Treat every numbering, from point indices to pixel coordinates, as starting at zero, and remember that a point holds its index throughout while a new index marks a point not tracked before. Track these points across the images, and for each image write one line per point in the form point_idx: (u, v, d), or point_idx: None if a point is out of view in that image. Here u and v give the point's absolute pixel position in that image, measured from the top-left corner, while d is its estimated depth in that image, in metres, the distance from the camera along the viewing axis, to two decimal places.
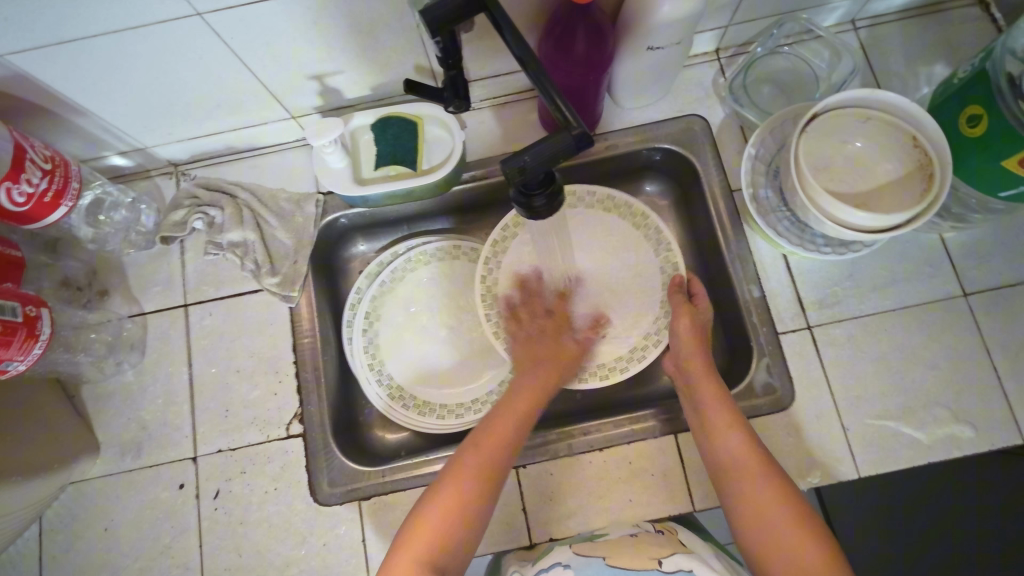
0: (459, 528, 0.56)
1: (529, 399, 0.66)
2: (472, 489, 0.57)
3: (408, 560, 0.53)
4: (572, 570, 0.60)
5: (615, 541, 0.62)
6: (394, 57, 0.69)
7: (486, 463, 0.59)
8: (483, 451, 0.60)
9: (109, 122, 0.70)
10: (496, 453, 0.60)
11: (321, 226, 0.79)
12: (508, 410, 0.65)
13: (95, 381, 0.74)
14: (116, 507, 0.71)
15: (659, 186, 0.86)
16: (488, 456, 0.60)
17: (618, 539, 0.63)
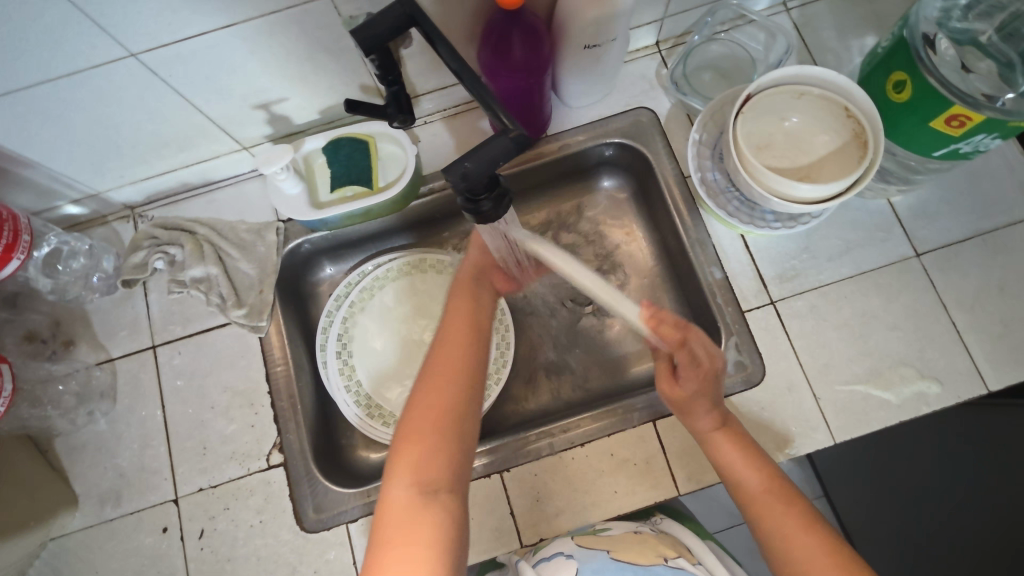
0: (451, 430, 0.53)
1: (471, 286, 0.64)
2: (449, 388, 0.55)
3: (400, 474, 0.51)
4: (575, 560, 0.60)
5: (619, 538, 0.64)
6: (337, 79, 0.70)
7: (456, 360, 0.57)
8: (447, 351, 0.57)
9: (56, 171, 0.70)
10: (461, 346, 0.58)
11: (284, 253, 0.79)
12: (458, 305, 0.62)
13: (68, 433, 0.73)
14: (100, 558, 0.70)
15: (616, 180, 0.87)
16: (456, 353, 0.57)
17: (622, 536, 0.64)
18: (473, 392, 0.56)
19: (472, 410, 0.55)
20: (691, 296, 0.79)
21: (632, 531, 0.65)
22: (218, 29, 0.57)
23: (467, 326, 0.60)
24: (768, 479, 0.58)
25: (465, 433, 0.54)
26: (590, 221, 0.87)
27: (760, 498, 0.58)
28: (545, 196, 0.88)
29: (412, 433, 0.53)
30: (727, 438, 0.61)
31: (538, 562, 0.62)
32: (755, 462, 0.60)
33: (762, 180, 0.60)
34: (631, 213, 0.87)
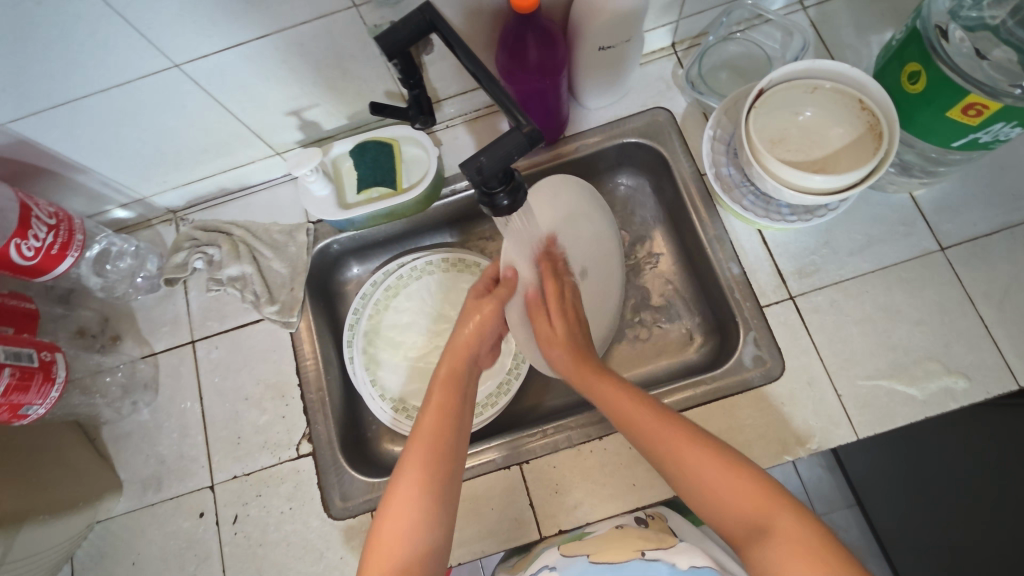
0: (428, 535, 0.54)
1: (450, 381, 0.66)
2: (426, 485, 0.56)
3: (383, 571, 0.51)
4: (557, 571, 0.61)
5: (602, 537, 0.64)
6: (363, 86, 0.73)
7: (430, 457, 0.58)
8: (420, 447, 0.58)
9: (107, 177, 0.75)
10: (435, 445, 0.59)
11: (314, 253, 0.83)
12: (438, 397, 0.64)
13: (114, 422, 0.78)
14: (142, 541, 0.74)
15: (634, 180, 0.89)
16: (431, 450, 0.58)
17: (607, 534, 0.65)
18: (449, 494, 0.57)
19: (449, 504, 0.57)
20: (710, 293, 0.80)
21: (616, 528, 0.66)
22: (254, 39, 0.61)
23: (443, 421, 0.61)
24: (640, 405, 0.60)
25: (439, 528, 0.55)
26: None
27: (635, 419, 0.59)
28: None
29: (387, 528, 0.54)
30: (599, 378, 0.65)
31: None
32: (622, 390, 0.62)
33: (775, 173, 0.61)
34: (650, 212, 0.88)
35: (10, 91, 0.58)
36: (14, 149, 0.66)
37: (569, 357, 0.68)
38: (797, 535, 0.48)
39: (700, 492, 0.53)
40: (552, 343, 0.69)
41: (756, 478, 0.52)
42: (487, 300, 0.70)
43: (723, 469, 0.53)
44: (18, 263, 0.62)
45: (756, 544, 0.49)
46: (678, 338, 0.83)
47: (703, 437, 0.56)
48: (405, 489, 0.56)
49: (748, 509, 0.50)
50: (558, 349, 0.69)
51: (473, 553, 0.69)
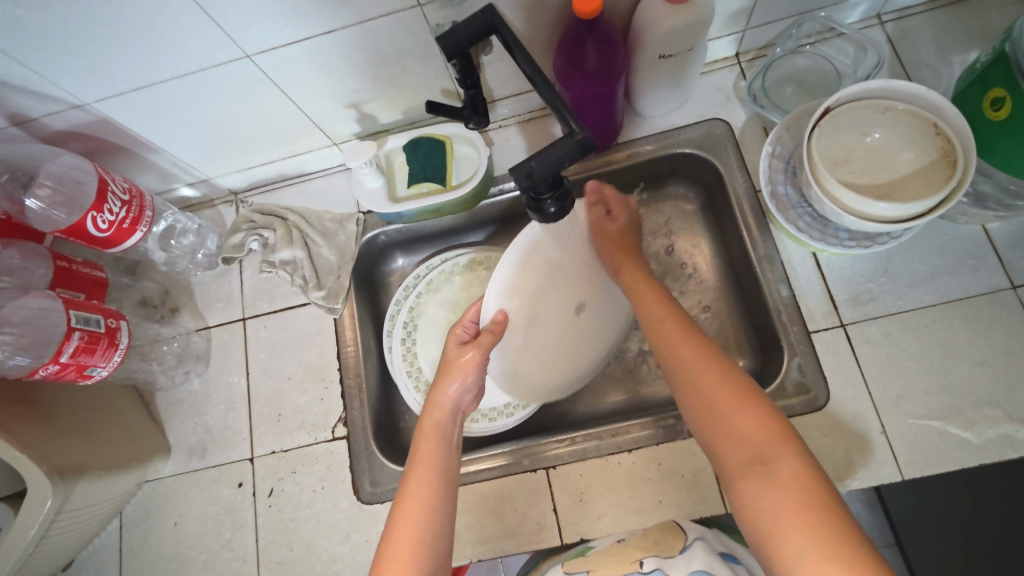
0: None
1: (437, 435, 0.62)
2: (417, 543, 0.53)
3: None
4: None
5: (603, 552, 0.64)
6: (423, 83, 0.75)
7: (428, 487, 0.56)
8: (418, 480, 0.57)
9: (176, 157, 0.79)
10: (432, 476, 0.57)
11: (361, 243, 0.85)
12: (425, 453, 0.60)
13: (167, 389, 0.83)
14: (184, 503, 0.78)
15: (686, 191, 0.87)
16: (427, 480, 0.57)
17: (607, 548, 0.64)
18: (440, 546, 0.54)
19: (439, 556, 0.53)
20: (756, 313, 0.78)
21: (616, 543, 0.65)
22: (321, 33, 0.63)
23: (436, 452, 0.60)
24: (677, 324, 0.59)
25: (441, 555, 0.53)
26: (656, 231, 0.87)
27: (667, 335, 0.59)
28: None
29: (394, 556, 0.52)
30: (645, 286, 0.66)
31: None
32: (660, 302, 0.63)
33: (835, 196, 0.58)
34: (698, 225, 0.86)
35: (97, 72, 0.62)
36: (97, 126, 0.70)
37: (619, 249, 0.71)
38: (797, 478, 0.45)
39: (709, 414, 0.52)
40: (607, 232, 0.72)
41: (766, 416, 0.49)
42: (469, 349, 0.64)
43: (734, 392, 0.51)
44: (94, 234, 0.67)
45: (751, 476, 0.47)
46: None
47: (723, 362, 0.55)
48: (409, 516, 0.54)
49: (752, 438, 0.48)
50: (610, 238, 0.72)
51: (493, 551, 0.70)
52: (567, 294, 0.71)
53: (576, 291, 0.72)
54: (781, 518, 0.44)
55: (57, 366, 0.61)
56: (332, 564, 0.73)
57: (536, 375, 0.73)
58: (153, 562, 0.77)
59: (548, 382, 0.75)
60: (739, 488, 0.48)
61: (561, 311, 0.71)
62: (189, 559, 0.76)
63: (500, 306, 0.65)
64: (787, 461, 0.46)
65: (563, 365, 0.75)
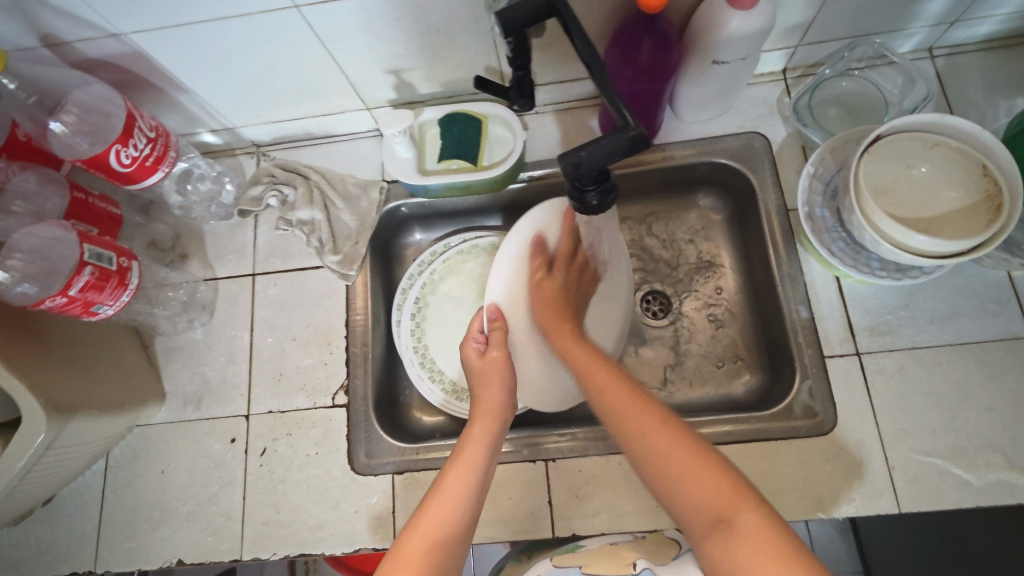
0: None
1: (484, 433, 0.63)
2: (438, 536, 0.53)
3: None
4: None
5: (597, 550, 0.67)
6: (469, 58, 0.73)
7: (462, 489, 0.57)
8: (457, 474, 0.58)
9: (204, 100, 0.77)
10: (469, 480, 0.57)
11: (383, 212, 0.84)
12: (469, 455, 0.60)
13: (168, 335, 0.81)
14: (174, 452, 0.77)
15: (713, 202, 0.87)
16: (463, 481, 0.57)
17: (600, 546, 0.67)
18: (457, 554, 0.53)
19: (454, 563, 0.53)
20: (771, 329, 0.78)
21: (608, 543, 0.68)
22: None
23: (480, 454, 0.60)
24: (625, 392, 0.60)
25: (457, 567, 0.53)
26: (677, 237, 0.88)
27: (626, 418, 0.58)
28: (638, 204, 0.89)
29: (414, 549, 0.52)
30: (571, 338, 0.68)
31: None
32: (601, 365, 0.64)
33: (877, 224, 0.57)
34: (722, 236, 0.87)
35: (138, 4, 0.59)
36: (128, 58, 0.68)
37: (554, 309, 0.70)
38: (759, 531, 0.47)
39: (661, 478, 0.54)
40: (544, 291, 0.71)
41: (720, 469, 0.52)
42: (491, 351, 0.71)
43: (685, 452, 0.54)
44: (115, 168, 0.64)
45: (718, 533, 0.49)
46: (727, 369, 0.81)
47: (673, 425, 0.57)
48: (445, 501, 0.56)
49: (712, 501, 0.50)
50: (546, 299, 0.71)
51: (483, 536, 0.70)
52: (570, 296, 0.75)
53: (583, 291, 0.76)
54: (755, 569, 0.45)
55: (63, 299, 0.59)
56: (316, 531, 0.72)
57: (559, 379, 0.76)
58: (135, 507, 0.75)
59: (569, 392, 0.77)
60: (707, 550, 0.49)
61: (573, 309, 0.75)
62: (173, 509, 0.75)
63: (496, 305, 0.74)
64: (751, 514, 0.49)
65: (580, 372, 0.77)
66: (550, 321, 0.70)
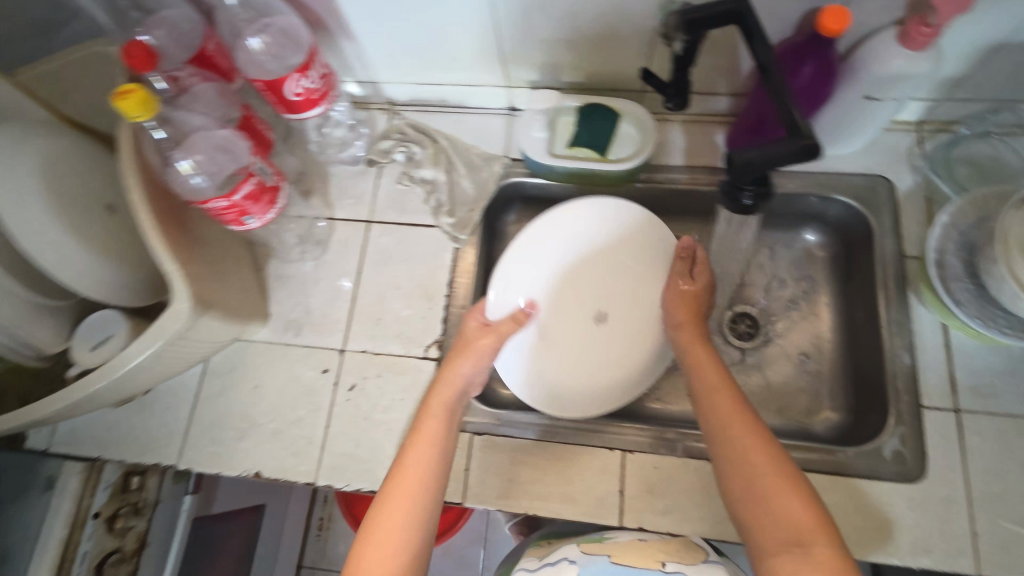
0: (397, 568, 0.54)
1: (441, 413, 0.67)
2: (407, 512, 0.58)
3: None
4: (577, 565, 0.64)
5: (626, 543, 0.66)
6: (622, 53, 0.76)
7: (424, 462, 0.61)
8: (418, 455, 0.62)
9: (363, 50, 0.82)
10: (430, 451, 0.62)
11: (501, 185, 0.87)
12: (428, 428, 0.65)
13: (280, 261, 0.86)
14: (268, 370, 0.81)
15: (820, 238, 0.88)
16: (426, 455, 0.62)
17: (628, 540, 0.67)
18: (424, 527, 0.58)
19: (421, 531, 0.57)
20: (864, 371, 0.78)
21: (637, 539, 0.67)
22: None
23: (438, 427, 0.65)
24: (733, 401, 0.63)
25: (424, 537, 0.58)
26: (775, 266, 0.89)
27: (725, 424, 0.62)
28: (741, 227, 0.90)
29: (387, 522, 0.57)
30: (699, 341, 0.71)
31: (542, 566, 0.66)
32: (717, 370, 0.68)
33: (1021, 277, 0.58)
34: (824, 273, 0.87)
35: None
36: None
37: (693, 309, 0.74)
38: (832, 566, 0.51)
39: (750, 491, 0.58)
40: (683, 293, 0.76)
41: (810, 501, 0.56)
42: (486, 338, 0.73)
43: (779, 475, 0.57)
44: (286, 95, 0.69)
45: (791, 554, 0.53)
46: (808, 402, 0.82)
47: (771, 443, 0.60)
48: (410, 475, 0.60)
49: (795, 527, 0.54)
50: (684, 298, 0.76)
51: (551, 510, 0.71)
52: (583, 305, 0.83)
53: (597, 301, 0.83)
54: None
55: (225, 203, 0.63)
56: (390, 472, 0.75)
57: (562, 383, 0.79)
58: (224, 414, 0.79)
59: (588, 402, 0.77)
60: (773, 566, 0.54)
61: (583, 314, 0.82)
62: (259, 423, 0.78)
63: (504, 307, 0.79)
64: (825, 549, 0.52)
65: (600, 383, 0.79)
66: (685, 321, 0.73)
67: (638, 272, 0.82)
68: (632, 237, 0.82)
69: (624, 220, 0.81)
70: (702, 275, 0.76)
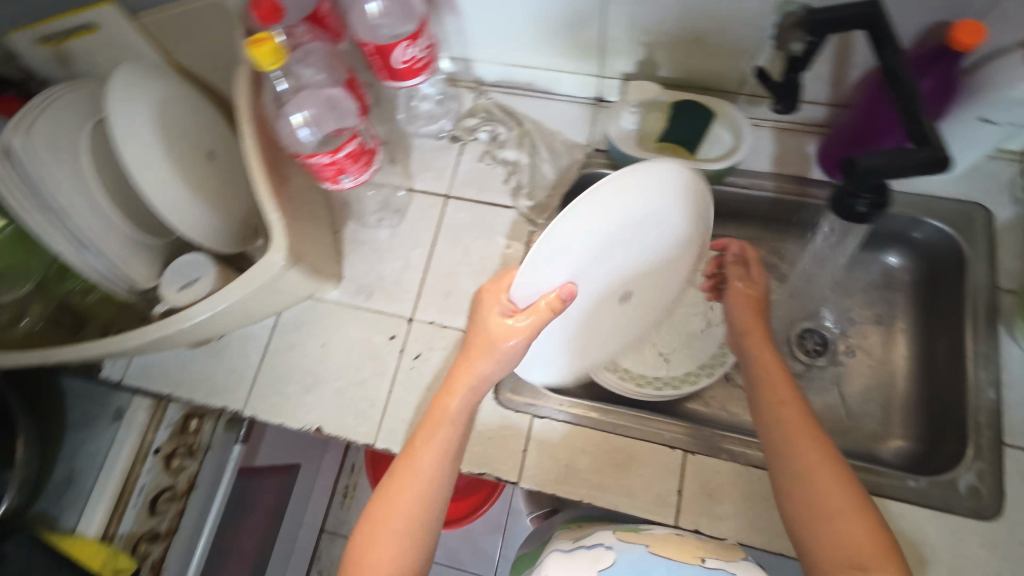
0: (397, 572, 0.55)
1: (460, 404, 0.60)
2: (413, 514, 0.57)
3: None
4: (613, 552, 0.62)
5: (663, 537, 0.65)
6: (725, 52, 0.76)
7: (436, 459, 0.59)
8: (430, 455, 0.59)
9: (464, 27, 0.82)
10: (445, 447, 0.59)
11: (582, 174, 0.85)
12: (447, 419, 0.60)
13: (357, 226, 0.87)
14: (338, 330, 0.82)
15: (903, 261, 0.86)
16: (437, 450, 0.59)
17: (666, 535, 0.65)
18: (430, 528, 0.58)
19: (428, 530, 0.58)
20: (940, 402, 0.76)
21: (675, 534, 0.66)
22: None
23: (456, 418, 0.60)
24: (800, 415, 0.61)
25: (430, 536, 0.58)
26: (851, 286, 0.88)
27: (789, 437, 0.60)
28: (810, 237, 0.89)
29: (390, 521, 0.57)
30: (768, 348, 0.67)
31: (576, 548, 0.64)
32: (784, 380, 0.64)
33: None
34: (904, 297, 0.85)
35: None
36: None
37: (757, 314, 0.70)
38: None
39: (811, 509, 0.57)
40: (748, 295, 0.71)
41: (876, 527, 0.55)
42: (515, 332, 0.55)
43: (846, 497, 0.56)
44: (393, 62, 0.70)
45: None
46: (876, 427, 0.80)
47: (838, 462, 0.59)
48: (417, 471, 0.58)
49: (858, 552, 0.53)
50: (745, 301, 0.71)
51: (606, 500, 0.71)
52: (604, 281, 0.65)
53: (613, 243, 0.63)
54: None
55: (327, 159, 0.64)
56: None
57: (575, 355, 0.71)
58: (293, 368, 0.81)
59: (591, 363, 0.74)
60: None
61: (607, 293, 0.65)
62: (325, 379, 0.80)
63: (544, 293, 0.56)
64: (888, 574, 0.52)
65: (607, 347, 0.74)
66: (753, 326, 0.69)
67: (668, 237, 0.65)
68: (681, 221, 0.64)
69: (681, 187, 0.60)
70: (758, 280, 0.72)
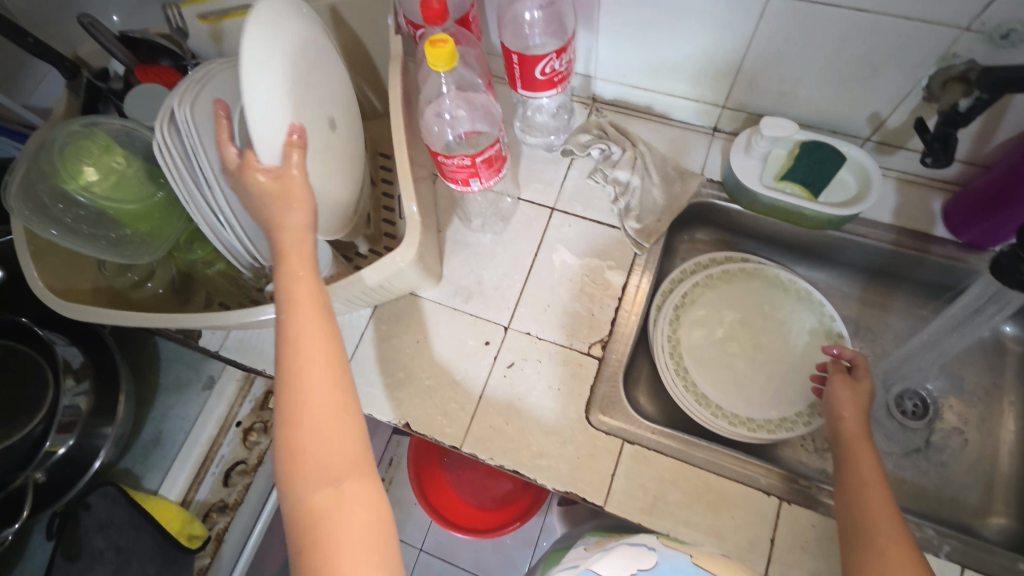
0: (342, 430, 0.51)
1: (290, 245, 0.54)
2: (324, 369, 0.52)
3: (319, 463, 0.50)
4: (656, 553, 0.61)
5: (710, 553, 0.63)
6: (865, 98, 0.74)
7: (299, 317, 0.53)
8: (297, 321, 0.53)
9: (595, 45, 0.83)
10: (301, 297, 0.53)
11: (692, 201, 0.87)
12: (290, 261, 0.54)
13: (460, 228, 0.88)
14: (433, 329, 0.83)
15: (1019, 332, 0.82)
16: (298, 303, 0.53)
17: (710, 552, 0.63)
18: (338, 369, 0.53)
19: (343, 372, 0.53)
20: None
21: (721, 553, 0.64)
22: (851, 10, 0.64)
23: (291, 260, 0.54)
24: (885, 504, 0.59)
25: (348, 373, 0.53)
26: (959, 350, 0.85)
27: (867, 521, 0.59)
28: (922, 294, 0.85)
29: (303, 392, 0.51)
30: (863, 443, 0.65)
31: (619, 543, 0.63)
32: (877, 469, 0.63)
33: None
34: (1016, 369, 0.82)
35: None
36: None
37: (862, 409, 0.69)
38: None
39: None
40: (855, 390, 0.70)
41: None
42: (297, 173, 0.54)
43: None
44: (535, 73, 0.70)
45: None
46: (976, 501, 0.76)
47: (920, 560, 0.55)
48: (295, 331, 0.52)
49: None
50: (847, 393, 0.70)
51: (694, 539, 0.69)
52: (312, 101, 0.60)
53: (303, 45, 0.60)
54: None
55: (468, 162, 0.64)
56: (536, 457, 0.75)
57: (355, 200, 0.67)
58: (385, 360, 0.82)
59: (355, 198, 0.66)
60: None
61: (315, 125, 0.60)
62: (415, 376, 0.80)
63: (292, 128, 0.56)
64: None
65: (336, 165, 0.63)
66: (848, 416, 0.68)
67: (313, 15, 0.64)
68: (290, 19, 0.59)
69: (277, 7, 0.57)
70: (863, 382, 0.71)
